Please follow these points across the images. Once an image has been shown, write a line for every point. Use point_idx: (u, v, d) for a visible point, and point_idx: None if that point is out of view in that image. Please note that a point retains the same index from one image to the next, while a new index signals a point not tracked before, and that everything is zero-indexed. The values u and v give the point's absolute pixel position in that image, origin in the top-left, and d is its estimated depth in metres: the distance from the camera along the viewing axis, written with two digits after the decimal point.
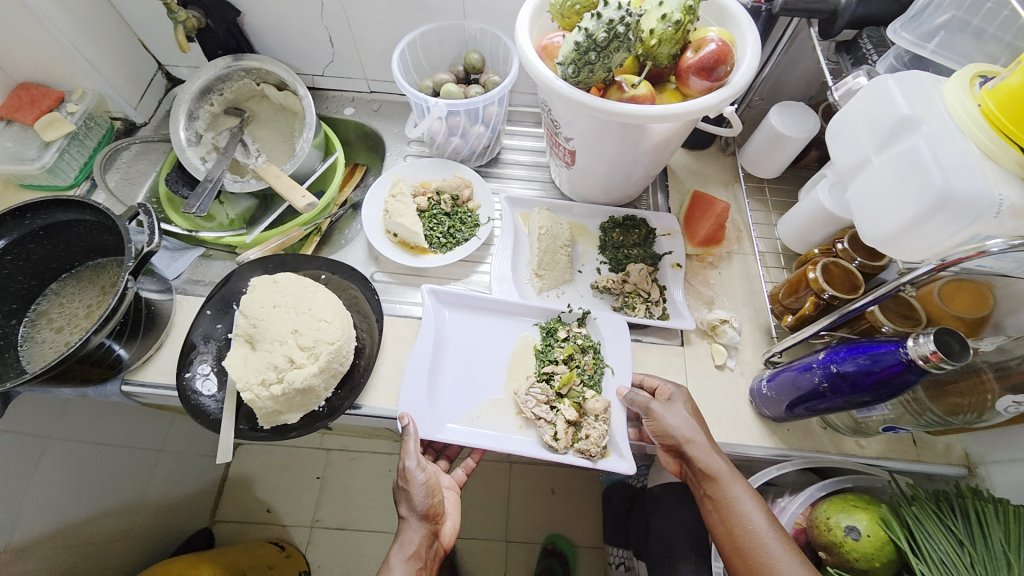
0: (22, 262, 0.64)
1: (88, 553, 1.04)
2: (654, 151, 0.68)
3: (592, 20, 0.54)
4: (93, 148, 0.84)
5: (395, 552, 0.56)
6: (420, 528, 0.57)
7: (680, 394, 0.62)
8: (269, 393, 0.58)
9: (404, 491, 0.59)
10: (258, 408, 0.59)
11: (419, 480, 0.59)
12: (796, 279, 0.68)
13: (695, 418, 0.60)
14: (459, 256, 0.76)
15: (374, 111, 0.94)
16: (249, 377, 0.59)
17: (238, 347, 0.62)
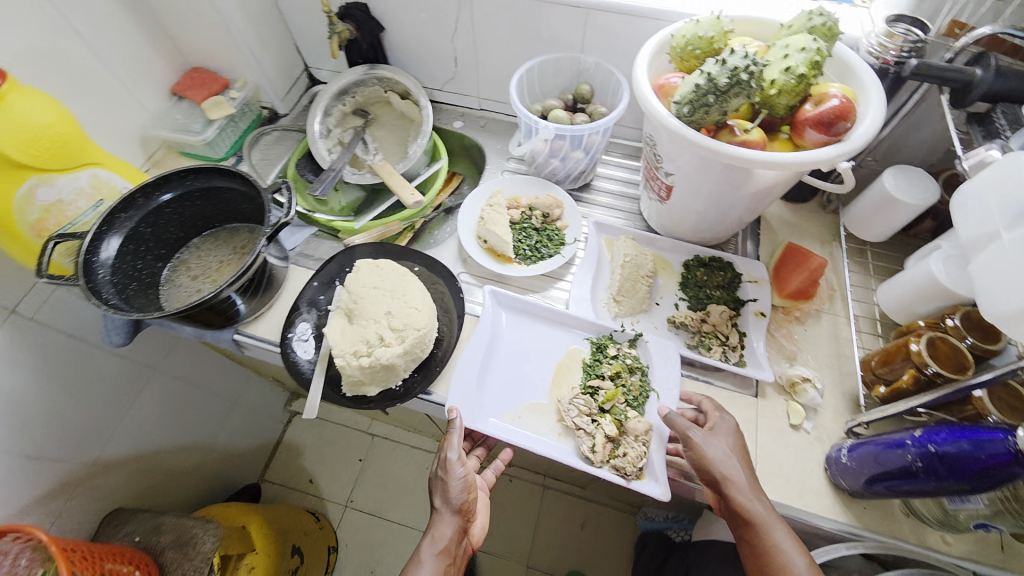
0: (177, 216, 0.75)
1: (160, 481, 1.15)
2: (753, 197, 0.68)
3: (716, 66, 0.56)
4: (243, 129, 0.97)
5: (426, 545, 0.59)
6: (452, 523, 0.59)
7: (721, 424, 0.59)
8: (358, 363, 0.64)
9: (440, 483, 0.63)
10: (346, 375, 0.65)
11: (457, 475, 0.62)
12: (893, 348, 0.64)
13: (736, 452, 0.57)
14: (542, 269, 0.79)
15: (480, 128, 1.02)
16: (344, 345, 0.66)
17: (337, 319, 0.69)
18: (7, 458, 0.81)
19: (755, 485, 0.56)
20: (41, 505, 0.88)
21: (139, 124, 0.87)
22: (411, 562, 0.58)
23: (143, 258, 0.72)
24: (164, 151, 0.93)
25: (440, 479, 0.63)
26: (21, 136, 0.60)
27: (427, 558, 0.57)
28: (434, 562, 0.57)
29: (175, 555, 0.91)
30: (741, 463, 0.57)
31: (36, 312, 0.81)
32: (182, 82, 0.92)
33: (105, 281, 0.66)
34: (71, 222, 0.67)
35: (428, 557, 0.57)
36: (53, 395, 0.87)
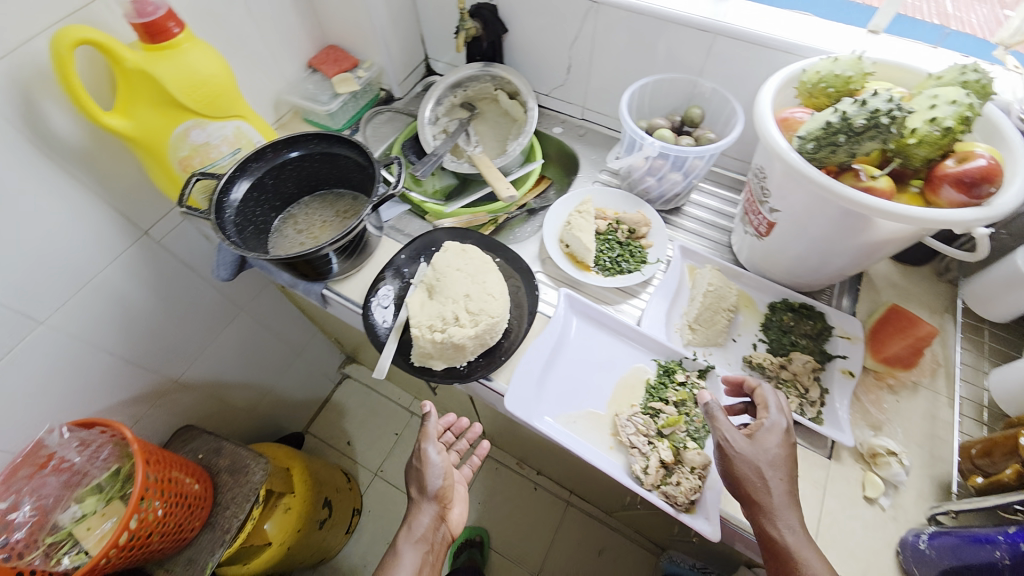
0: (296, 173, 0.82)
1: (224, 411, 1.25)
2: (864, 249, 0.64)
3: (855, 106, 0.53)
4: (361, 106, 1.04)
5: (404, 534, 0.68)
6: (428, 510, 0.69)
7: (766, 435, 0.55)
8: (431, 337, 0.67)
9: (418, 473, 0.73)
10: (418, 346, 0.68)
11: (434, 466, 0.72)
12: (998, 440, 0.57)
13: (776, 468, 0.53)
14: (620, 283, 0.79)
15: (578, 136, 1.04)
16: (421, 317, 0.69)
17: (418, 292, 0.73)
18: (113, 360, 0.90)
19: (793, 508, 0.52)
20: (127, 407, 0.97)
21: (277, 87, 0.96)
22: (391, 552, 0.67)
23: (261, 206, 0.80)
24: (290, 117, 1.01)
25: (418, 471, 0.73)
26: (189, 83, 0.67)
27: (406, 546, 0.66)
28: (413, 550, 0.66)
29: (228, 479, 0.99)
30: (781, 480, 0.53)
31: (163, 238, 0.89)
32: (318, 56, 1.00)
33: (229, 220, 0.73)
34: (210, 163, 0.75)
35: (407, 546, 0.66)
36: (160, 312, 0.96)
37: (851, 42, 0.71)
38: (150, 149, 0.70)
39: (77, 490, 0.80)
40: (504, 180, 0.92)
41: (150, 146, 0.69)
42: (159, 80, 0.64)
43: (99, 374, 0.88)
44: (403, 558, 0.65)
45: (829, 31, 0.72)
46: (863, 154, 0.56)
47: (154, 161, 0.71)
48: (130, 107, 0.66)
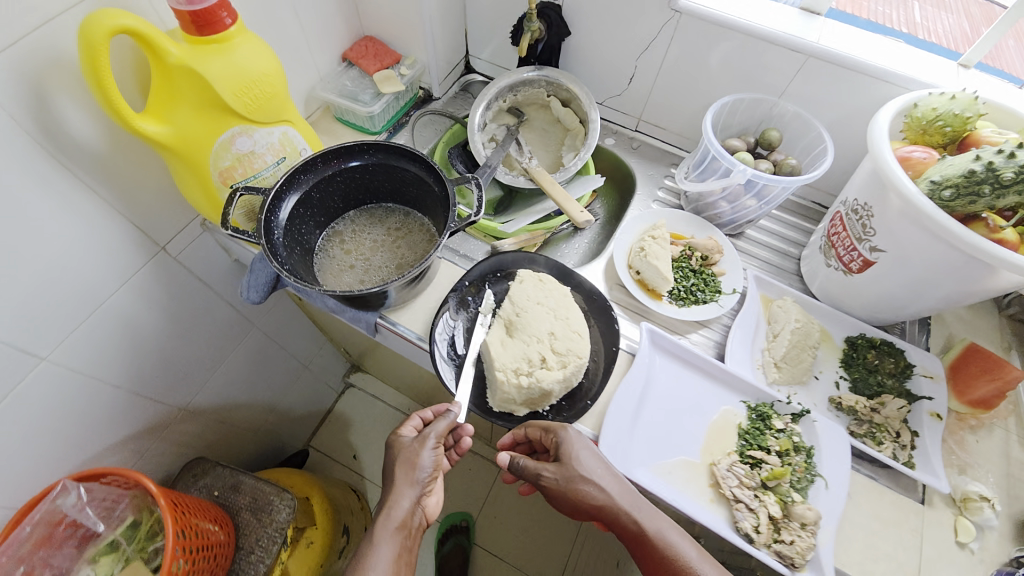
0: (344, 186, 0.73)
1: (229, 435, 1.11)
2: (967, 295, 0.62)
3: (1001, 156, 0.52)
4: (401, 106, 0.94)
5: (380, 520, 0.57)
6: (411, 495, 0.58)
7: (581, 449, 0.59)
8: (518, 382, 0.62)
9: (402, 456, 0.62)
10: (502, 392, 0.62)
11: (426, 456, 0.62)
12: None
13: (603, 475, 0.58)
14: (697, 316, 0.75)
15: (632, 149, 0.98)
16: (505, 359, 0.63)
17: (496, 330, 0.67)
18: (117, 392, 0.78)
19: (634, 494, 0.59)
20: (130, 443, 0.85)
21: (310, 82, 0.85)
22: (364, 542, 0.56)
23: (307, 223, 0.71)
24: (321, 112, 0.92)
25: (396, 457, 0.63)
26: (238, 85, 0.57)
27: (383, 537, 0.55)
28: (391, 540, 0.55)
29: (251, 518, 0.90)
30: (609, 478, 0.58)
31: (181, 253, 0.77)
32: (355, 48, 0.89)
33: (279, 243, 0.64)
34: (254, 174, 0.66)
35: (385, 535, 0.55)
36: (171, 335, 0.83)
37: (946, 77, 0.69)
38: (188, 159, 0.60)
39: (89, 547, 0.69)
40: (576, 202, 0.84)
41: (188, 155, 0.59)
42: (207, 81, 0.54)
43: (101, 409, 0.76)
44: (379, 550, 0.54)
45: (924, 64, 0.70)
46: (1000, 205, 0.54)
47: (190, 171, 0.61)
48: (168, 110, 0.56)
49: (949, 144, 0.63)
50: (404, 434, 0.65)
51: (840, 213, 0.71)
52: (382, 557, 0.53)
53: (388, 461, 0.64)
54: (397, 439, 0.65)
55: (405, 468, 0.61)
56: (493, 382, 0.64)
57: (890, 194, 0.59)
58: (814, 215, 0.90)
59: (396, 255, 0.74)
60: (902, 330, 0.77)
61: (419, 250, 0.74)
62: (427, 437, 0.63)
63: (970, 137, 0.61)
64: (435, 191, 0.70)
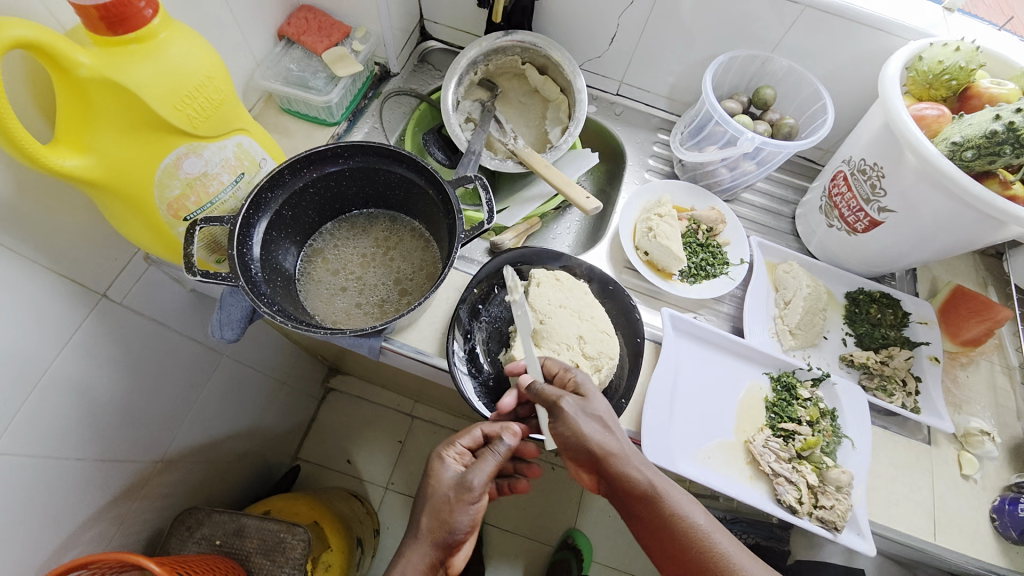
0: (319, 197, 0.63)
1: (214, 472, 1.00)
2: (965, 246, 0.65)
3: (1020, 114, 0.52)
4: (359, 89, 0.82)
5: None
6: (427, 555, 0.49)
7: (591, 390, 0.56)
8: None
9: (433, 498, 0.52)
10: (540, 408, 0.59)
11: (464, 517, 0.50)
12: None
13: (609, 420, 0.54)
14: (709, 292, 0.74)
15: (615, 116, 0.92)
16: (537, 373, 0.60)
17: (520, 340, 0.63)
18: (80, 464, 0.67)
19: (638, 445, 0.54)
20: (109, 511, 0.74)
21: (247, 69, 0.71)
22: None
23: (283, 247, 0.61)
24: (263, 103, 0.78)
25: (425, 500, 0.52)
26: (175, 92, 0.47)
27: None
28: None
29: (264, 562, 0.84)
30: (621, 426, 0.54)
31: (126, 296, 0.65)
32: (293, 21, 0.74)
33: (259, 277, 0.55)
34: (210, 200, 0.55)
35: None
36: (132, 387, 0.72)
37: (940, 23, 0.67)
38: (123, 194, 0.49)
39: None
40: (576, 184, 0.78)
41: (123, 189, 0.49)
42: (133, 91, 0.44)
43: (68, 488, 0.65)
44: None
45: (917, 9, 0.68)
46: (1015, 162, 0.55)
47: (128, 209, 0.50)
48: (87, 134, 0.45)
49: (951, 97, 0.63)
50: (444, 470, 0.54)
51: (842, 172, 0.71)
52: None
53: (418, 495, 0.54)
54: (431, 475, 0.54)
55: (437, 517, 0.50)
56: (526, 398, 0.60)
57: (906, 151, 0.59)
58: (800, 170, 0.89)
59: (390, 269, 0.66)
60: (891, 278, 0.81)
61: (416, 260, 0.66)
62: (464, 480, 0.52)
63: (971, 88, 0.61)
64: (429, 194, 0.62)
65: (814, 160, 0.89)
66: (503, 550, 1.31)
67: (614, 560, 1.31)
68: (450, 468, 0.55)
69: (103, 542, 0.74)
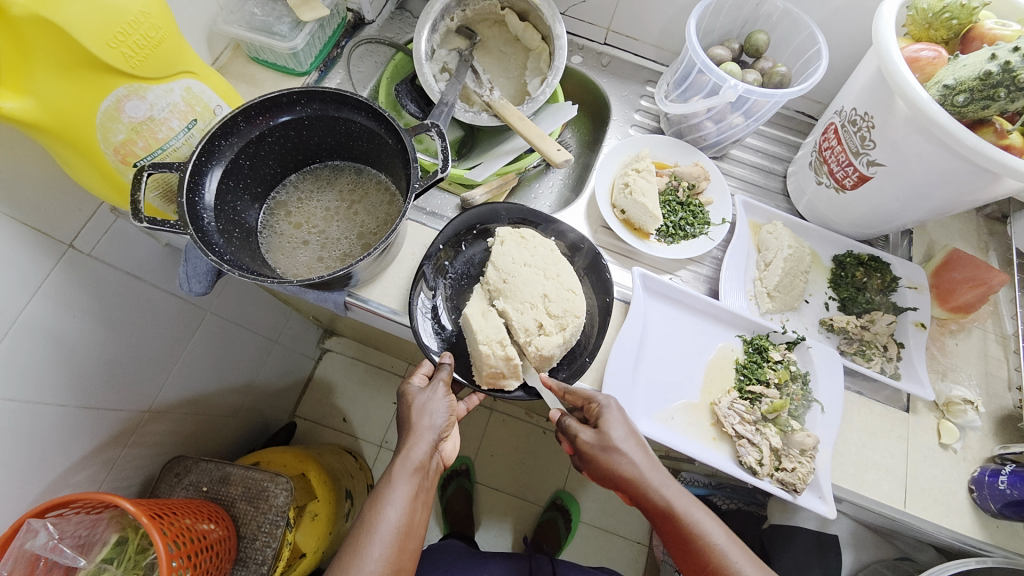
0: (278, 147, 0.61)
1: (206, 424, 1.03)
2: (963, 205, 0.60)
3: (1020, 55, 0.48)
4: (329, 37, 0.79)
5: (397, 463, 0.54)
6: (427, 439, 0.54)
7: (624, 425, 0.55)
8: (504, 353, 0.57)
9: (412, 400, 0.57)
10: (489, 365, 0.57)
11: (440, 403, 0.57)
12: None
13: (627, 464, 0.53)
14: (686, 251, 0.71)
15: (602, 67, 0.87)
16: (488, 330, 0.58)
17: (475, 299, 0.62)
18: (63, 410, 0.69)
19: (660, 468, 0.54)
20: (98, 455, 0.77)
21: (209, 14, 0.69)
22: (384, 478, 0.54)
23: (242, 199, 0.60)
24: (231, 53, 0.76)
25: (406, 407, 0.58)
26: (108, 30, 0.46)
27: (400, 477, 0.53)
28: (407, 481, 0.52)
29: (248, 507, 0.87)
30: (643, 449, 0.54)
31: (95, 248, 0.65)
32: None
33: (212, 228, 0.54)
34: (161, 146, 0.54)
35: (403, 476, 0.53)
36: (110, 338, 0.73)
37: None
38: (67, 138, 0.48)
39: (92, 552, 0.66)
40: (550, 138, 0.75)
41: (67, 133, 0.48)
42: (65, 29, 0.43)
43: (51, 431, 0.68)
44: (394, 490, 0.52)
45: None
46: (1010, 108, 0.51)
47: (74, 154, 0.50)
48: (23, 74, 0.44)
49: (953, 39, 0.58)
50: (411, 382, 0.59)
51: (834, 124, 0.67)
52: (396, 497, 0.52)
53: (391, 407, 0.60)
54: (406, 388, 0.59)
55: (418, 412, 0.56)
56: (477, 357, 0.59)
57: (896, 98, 0.55)
58: (795, 126, 0.84)
59: (354, 223, 0.64)
60: (885, 242, 0.77)
61: (380, 214, 0.64)
62: (435, 387, 0.58)
63: (975, 28, 0.56)
64: (389, 144, 0.59)
65: (811, 115, 0.84)
66: (490, 507, 1.34)
67: (600, 521, 1.34)
68: (417, 380, 0.60)
69: (94, 483, 0.78)
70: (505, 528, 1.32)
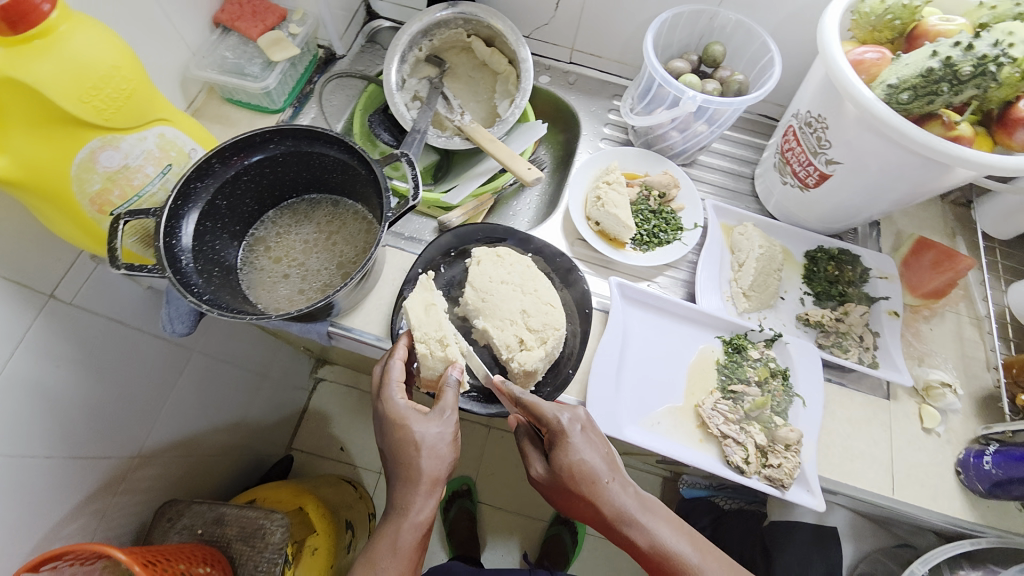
0: (255, 185, 0.62)
1: (195, 466, 1.01)
2: (921, 195, 0.62)
3: (960, 51, 0.51)
4: (301, 74, 0.81)
5: (400, 524, 0.52)
6: (433, 496, 0.53)
7: (577, 444, 0.54)
8: (444, 353, 0.58)
9: (422, 442, 0.53)
10: (427, 364, 0.59)
11: (445, 444, 0.54)
12: None
13: (587, 478, 0.53)
14: (661, 258, 0.73)
15: (569, 85, 0.90)
16: (427, 328, 0.59)
17: (420, 290, 0.61)
18: (51, 461, 0.69)
19: (615, 480, 0.54)
20: (89, 505, 0.77)
21: (181, 60, 0.71)
22: (383, 539, 0.52)
23: (220, 238, 0.61)
24: (205, 96, 0.78)
25: (403, 449, 0.53)
26: (80, 85, 0.47)
27: (405, 542, 0.51)
28: (412, 545, 0.52)
29: (245, 547, 0.86)
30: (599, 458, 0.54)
31: (76, 296, 0.66)
32: (226, 8, 0.74)
33: (191, 269, 0.55)
34: (138, 193, 0.55)
35: (407, 540, 0.51)
36: (95, 385, 0.73)
37: None
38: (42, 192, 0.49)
39: None
40: (521, 157, 0.77)
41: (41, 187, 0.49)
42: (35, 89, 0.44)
43: (40, 484, 0.67)
44: (396, 557, 0.51)
45: None
46: (955, 102, 0.54)
47: (52, 207, 0.51)
48: None
49: (898, 38, 0.60)
50: (397, 400, 0.56)
51: (792, 127, 0.69)
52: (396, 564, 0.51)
53: (386, 432, 0.55)
54: (401, 422, 0.54)
55: (425, 458, 0.53)
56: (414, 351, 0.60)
57: (845, 101, 0.57)
58: (760, 129, 0.87)
59: (333, 253, 0.65)
60: (855, 234, 0.79)
61: (359, 243, 0.65)
62: (439, 420, 0.55)
63: (919, 26, 0.59)
64: (362, 174, 0.61)
65: (774, 117, 0.87)
66: (494, 526, 1.33)
67: None
68: (403, 398, 0.56)
69: (86, 534, 0.77)
70: (511, 547, 1.31)
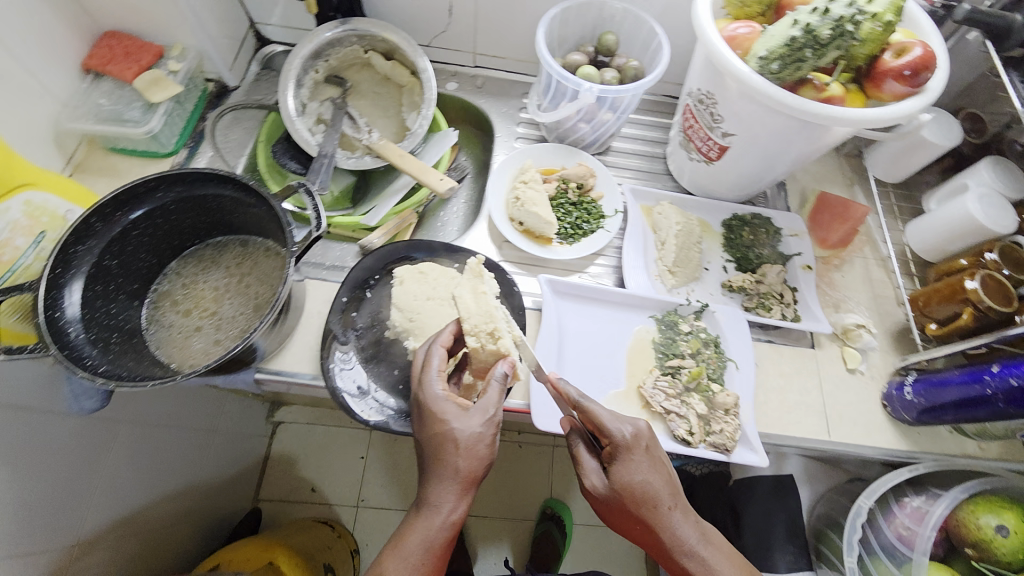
0: (148, 238, 0.58)
1: (148, 540, 0.95)
2: (813, 154, 0.66)
3: (817, 17, 0.55)
4: (190, 111, 0.77)
5: (422, 524, 0.51)
6: (465, 497, 0.52)
7: (635, 465, 0.54)
8: (495, 345, 0.57)
9: (461, 438, 0.52)
10: (479, 356, 0.58)
11: (489, 443, 0.53)
12: (948, 288, 0.67)
13: (648, 503, 0.53)
14: (587, 247, 0.74)
15: (477, 88, 0.90)
16: (477, 320, 0.58)
17: (468, 282, 0.61)
18: None
19: (676, 507, 0.55)
20: None
21: (48, 114, 0.65)
22: (404, 534, 0.51)
23: (116, 301, 0.56)
24: (86, 148, 0.72)
25: (439, 446, 0.52)
26: None
27: (427, 543, 0.51)
28: (433, 544, 0.51)
29: None
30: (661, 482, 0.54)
31: None
32: (94, 53, 0.69)
33: (82, 340, 0.51)
34: (9, 268, 0.51)
35: (428, 540, 0.51)
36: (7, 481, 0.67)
37: None
38: None
39: None
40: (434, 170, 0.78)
41: None
42: None
43: None
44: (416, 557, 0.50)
45: None
46: (822, 65, 0.58)
47: None
48: None
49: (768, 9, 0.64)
50: (438, 390, 0.54)
51: (688, 105, 0.71)
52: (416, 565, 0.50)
53: (423, 422, 0.54)
54: (440, 420, 0.53)
55: (464, 455, 0.51)
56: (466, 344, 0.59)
57: (726, 76, 0.60)
58: (665, 109, 0.90)
59: (248, 296, 0.62)
60: (765, 198, 0.83)
61: (274, 281, 0.63)
62: (484, 414, 0.53)
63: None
64: (264, 211, 0.58)
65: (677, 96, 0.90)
66: (481, 536, 1.32)
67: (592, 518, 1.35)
68: (443, 386, 0.55)
69: None
70: (501, 553, 1.31)
